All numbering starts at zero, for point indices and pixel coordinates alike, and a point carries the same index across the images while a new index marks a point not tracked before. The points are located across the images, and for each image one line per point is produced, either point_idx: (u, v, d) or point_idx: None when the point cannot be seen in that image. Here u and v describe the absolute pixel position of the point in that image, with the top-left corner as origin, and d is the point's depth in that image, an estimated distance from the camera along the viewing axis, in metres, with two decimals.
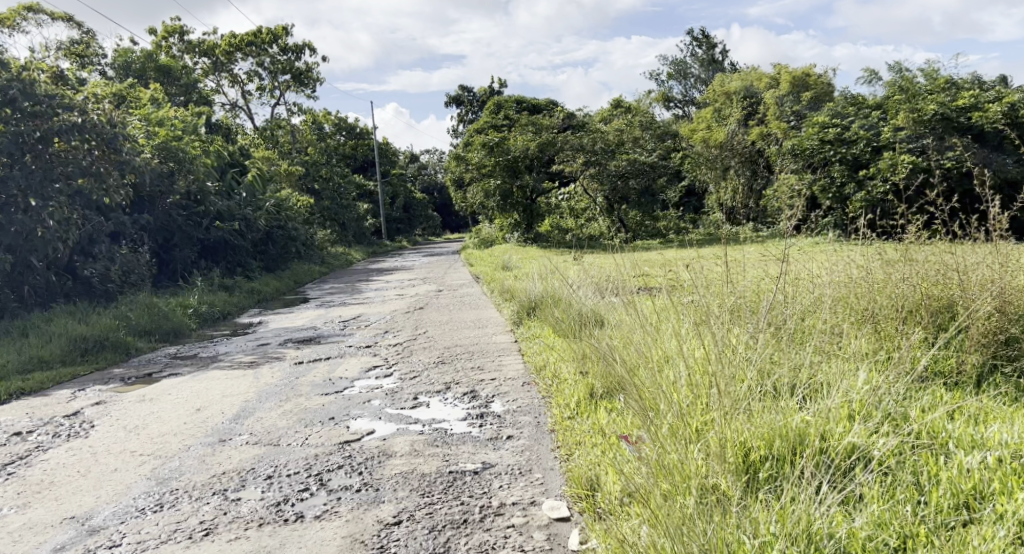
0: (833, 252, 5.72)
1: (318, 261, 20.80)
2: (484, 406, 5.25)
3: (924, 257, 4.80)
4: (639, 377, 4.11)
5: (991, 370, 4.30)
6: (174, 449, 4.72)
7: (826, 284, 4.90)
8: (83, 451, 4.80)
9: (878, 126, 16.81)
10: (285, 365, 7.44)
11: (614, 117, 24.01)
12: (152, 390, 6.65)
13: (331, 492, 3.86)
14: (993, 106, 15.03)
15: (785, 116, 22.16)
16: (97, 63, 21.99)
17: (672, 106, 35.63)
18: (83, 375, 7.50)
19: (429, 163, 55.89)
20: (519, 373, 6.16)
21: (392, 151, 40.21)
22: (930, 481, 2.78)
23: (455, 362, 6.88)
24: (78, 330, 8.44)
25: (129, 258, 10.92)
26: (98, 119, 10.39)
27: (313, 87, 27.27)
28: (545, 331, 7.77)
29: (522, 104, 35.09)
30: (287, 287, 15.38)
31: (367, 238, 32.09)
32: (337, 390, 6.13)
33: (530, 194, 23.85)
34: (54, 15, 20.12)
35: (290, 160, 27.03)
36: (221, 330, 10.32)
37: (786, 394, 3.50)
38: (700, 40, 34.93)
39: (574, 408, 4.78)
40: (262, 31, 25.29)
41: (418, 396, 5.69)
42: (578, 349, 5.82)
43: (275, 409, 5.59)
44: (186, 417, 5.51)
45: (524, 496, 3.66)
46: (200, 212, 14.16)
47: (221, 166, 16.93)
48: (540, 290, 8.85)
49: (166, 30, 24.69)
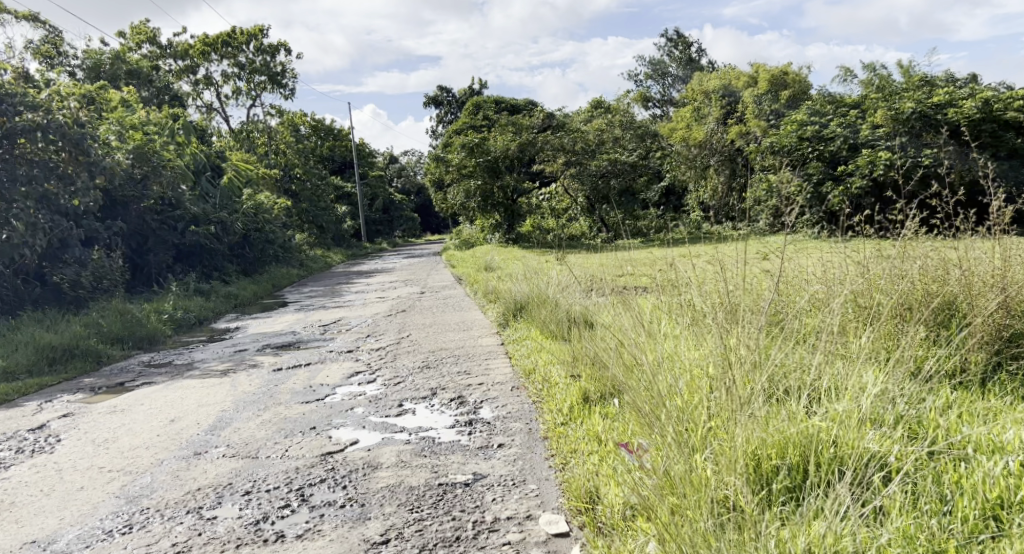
0: (829, 250, 5.57)
1: (297, 264, 20.48)
2: (472, 412, 5.05)
3: (921, 249, 4.63)
4: (636, 380, 3.91)
5: (994, 369, 4.12)
6: (146, 463, 4.47)
7: (823, 282, 4.72)
8: (48, 468, 4.53)
9: (856, 124, 16.78)
10: (263, 372, 7.18)
11: (593, 117, 23.88)
12: (123, 400, 6.37)
13: (313, 508, 3.64)
14: (967, 102, 15.05)
15: (764, 115, 22.11)
16: (67, 66, 21.51)
17: (651, 106, 35.51)
18: (50, 386, 7.19)
19: (409, 164, 55.62)
20: (508, 377, 5.94)
21: (370, 153, 39.88)
22: (954, 491, 2.60)
23: (441, 367, 6.65)
24: (46, 338, 8.13)
25: (100, 263, 10.58)
26: (64, 119, 10.06)
27: (290, 88, 26.89)
28: (532, 332, 7.55)
29: (500, 104, 34.87)
30: (264, 291, 15.05)
31: (347, 240, 31.75)
32: (318, 398, 5.89)
33: (512, 195, 23.10)
34: (20, 16, 19.65)
35: (267, 162, 26.63)
36: (198, 336, 10.03)
37: (792, 398, 3.31)
38: (676, 40, 34.88)
39: (567, 415, 4.58)
40: (237, 32, 24.88)
41: (403, 403, 5.48)
42: (570, 352, 5.62)
43: (253, 418, 5.35)
44: (158, 429, 5.25)
45: (520, 509, 3.46)
46: (175, 216, 13.84)
47: (196, 169, 16.56)
48: (526, 291, 8.63)
49: (138, 33, 24.25)
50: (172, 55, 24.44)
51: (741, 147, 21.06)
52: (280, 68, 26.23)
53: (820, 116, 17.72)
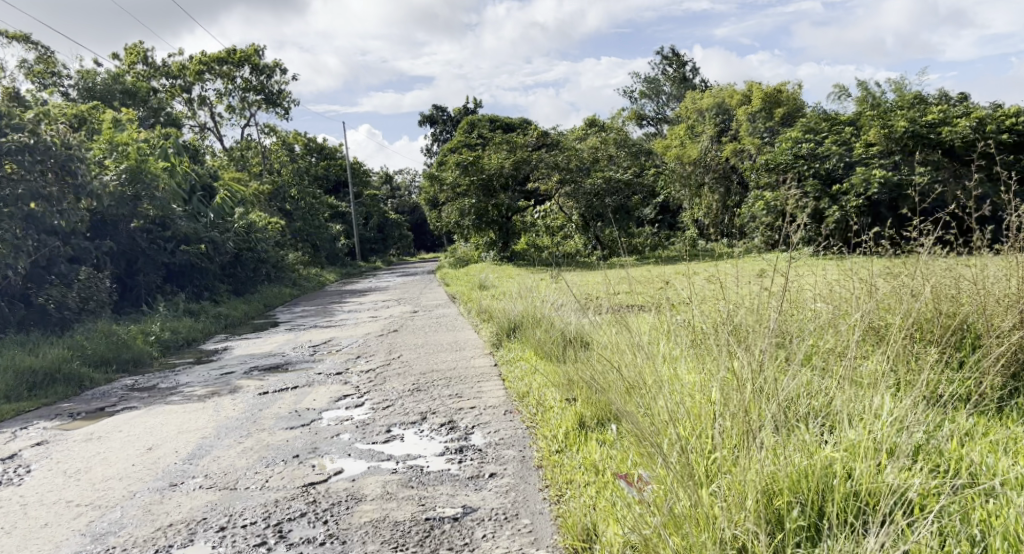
0: (837, 270, 5.35)
1: (289, 282, 20.22)
2: (462, 439, 4.82)
3: (931, 267, 4.43)
4: (637, 406, 3.71)
5: (1011, 393, 3.90)
6: (116, 496, 4.23)
7: (827, 301, 4.52)
8: (12, 504, 4.28)
9: (850, 143, 16.56)
10: (248, 396, 6.92)
11: (587, 135, 23.79)
12: (101, 427, 6.11)
13: (291, 546, 3.40)
14: (962, 121, 14.86)
15: (759, 133, 22.05)
16: (60, 88, 21.39)
17: (645, 124, 35.36)
18: (28, 412, 6.94)
19: (403, 185, 55.49)
20: (501, 400, 5.69)
21: (364, 171, 39.78)
22: (984, 535, 2.41)
23: (433, 390, 6.40)
24: (26, 362, 7.87)
25: (87, 284, 10.35)
26: (50, 139, 9.88)
27: (286, 107, 26.76)
28: (527, 352, 7.29)
29: (495, 122, 34.80)
30: (256, 311, 14.83)
31: (342, 258, 31.50)
32: (304, 424, 5.64)
33: (507, 213, 22.96)
34: (11, 37, 19.54)
35: (261, 181, 26.45)
36: (185, 358, 9.78)
37: (805, 423, 3.10)
38: (670, 58, 34.75)
39: (562, 441, 4.37)
40: (232, 51, 24.78)
41: (391, 428, 5.24)
42: (566, 374, 5.38)
43: (234, 446, 5.11)
44: (135, 458, 5.01)
45: (512, 547, 3.23)
46: (166, 236, 13.60)
47: (188, 188, 16.37)
48: (522, 311, 8.39)
49: (132, 53, 24.13)
50: (167, 74, 24.32)
51: (735, 165, 21.13)
52: (275, 87, 26.08)
53: (814, 134, 17.51)
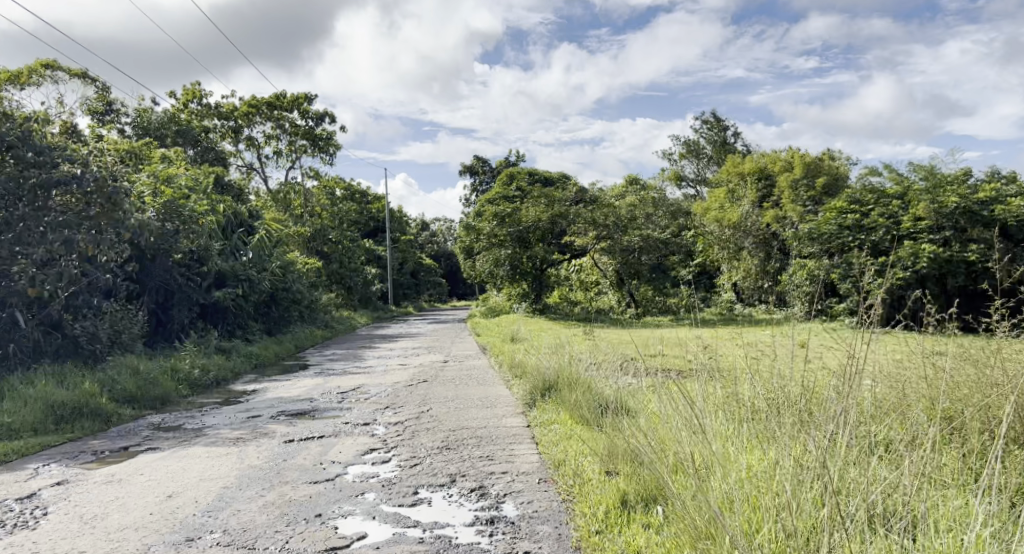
0: (905, 348, 5.03)
1: (320, 324, 20.19)
2: (494, 508, 4.57)
3: (1008, 356, 4.16)
4: (692, 493, 3.48)
5: None
6: (131, 551, 4.05)
7: (891, 387, 4.25)
8: (23, 550, 4.12)
9: (897, 217, 16.18)
10: (273, 443, 6.73)
11: (627, 194, 23.72)
12: (123, 469, 5.96)
13: None
14: (1016, 201, 14.54)
15: (801, 201, 21.63)
16: (117, 123, 22.05)
17: (685, 186, 35.23)
18: (53, 447, 6.84)
19: (439, 232, 55.91)
20: (535, 467, 5.43)
21: (401, 217, 40.05)
22: None
23: (462, 450, 6.15)
24: (56, 395, 7.80)
25: (121, 318, 10.32)
26: (100, 175, 9.74)
27: (331, 152, 27.13)
28: (560, 416, 6.99)
29: (535, 176, 34.90)
30: (286, 352, 14.74)
31: (374, 303, 31.53)
32: (328, 478, 5.42)
33: (541, 265, 22.65)
34: (73, 73, 20.26)
35: (301, 223, 26.68)
36: (214, 398, 9.66)
37: (881, 534, 2.87)
38: (712, 122, 34.71)
39: (602, 520, 4.12)
40: (282, 96, 25.33)
41: (418, 490, 4.99)
42: (608, 444, 5.10)
43: (255, 500, 4.90)
44: (154, 506, 4.84)
45: None
46: (202, 273, 13.66)
47: (229, 226, 16.52)
48: (558, 370, 8.09)
49: (188, 93, 24.79)
50: (220, 115, 24.87)
51: (776, 231, 20.81)
52: (323, 133, 26.49)
53: (861, 205, 17.14)
